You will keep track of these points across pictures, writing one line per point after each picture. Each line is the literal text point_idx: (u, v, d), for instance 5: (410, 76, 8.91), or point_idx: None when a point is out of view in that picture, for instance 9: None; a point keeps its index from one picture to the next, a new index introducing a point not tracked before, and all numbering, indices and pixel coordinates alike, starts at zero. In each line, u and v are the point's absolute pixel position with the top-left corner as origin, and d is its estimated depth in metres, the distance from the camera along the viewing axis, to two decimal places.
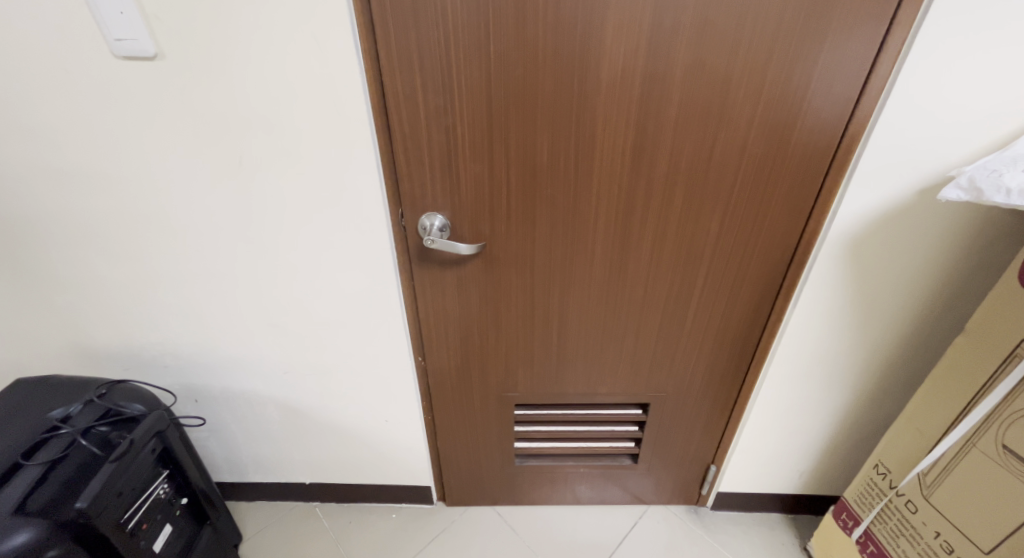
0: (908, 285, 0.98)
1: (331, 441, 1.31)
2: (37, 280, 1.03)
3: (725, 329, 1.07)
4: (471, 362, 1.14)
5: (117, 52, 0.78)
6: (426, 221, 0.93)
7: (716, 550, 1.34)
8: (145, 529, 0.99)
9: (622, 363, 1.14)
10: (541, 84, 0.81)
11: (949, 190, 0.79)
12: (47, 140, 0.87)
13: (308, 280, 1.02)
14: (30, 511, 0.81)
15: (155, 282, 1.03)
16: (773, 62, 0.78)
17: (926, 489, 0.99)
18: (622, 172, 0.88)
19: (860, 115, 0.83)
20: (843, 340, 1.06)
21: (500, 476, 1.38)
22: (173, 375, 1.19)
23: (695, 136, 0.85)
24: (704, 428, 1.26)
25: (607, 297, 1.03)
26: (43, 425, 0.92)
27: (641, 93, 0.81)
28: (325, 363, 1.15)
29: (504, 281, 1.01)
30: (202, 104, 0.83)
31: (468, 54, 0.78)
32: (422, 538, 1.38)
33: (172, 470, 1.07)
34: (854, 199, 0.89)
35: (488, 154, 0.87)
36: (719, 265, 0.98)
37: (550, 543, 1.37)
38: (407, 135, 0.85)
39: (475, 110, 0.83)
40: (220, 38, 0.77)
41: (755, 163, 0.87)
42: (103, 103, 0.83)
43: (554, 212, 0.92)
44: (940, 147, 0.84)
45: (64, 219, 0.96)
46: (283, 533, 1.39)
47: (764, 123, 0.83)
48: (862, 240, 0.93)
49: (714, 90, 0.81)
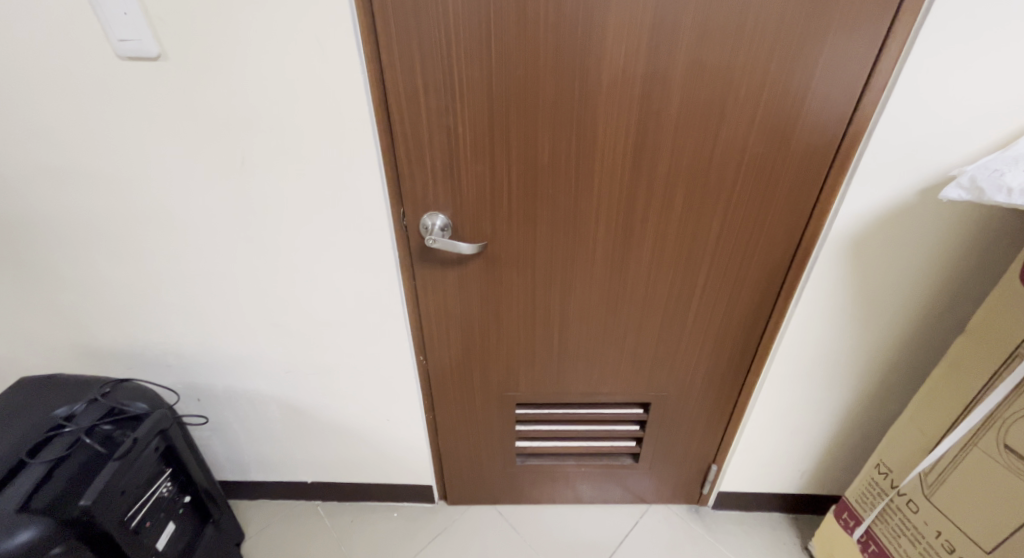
0: (909, 285, 0.98)
1: (333, 440, 1.31)
2: (40, 280, 1.04)
3: (726, 328, 1.07)
4: (472, 361, 1.14)
5: (120, 52, 0.79)
6: (427, 221, 0.93)
7: (717, 549, 1.35)
8: (149, 526, 1.00)
9: (623, 362, 1.14)
10: (541, 85, 0.81)
11: (951, 190, 0.79)
12: (50, 140, 0.87)
13: (309, 280, 1.03)
14: (34, 508, 0.82)
15: (158, 282, 1.04)
16: (773, 62, 0.78)
17: (927, 488, 0.99)
18: (623, 172, 0.89)
19: (862, 115, 0.83)
20: (844, 339, 1.06)
21: (501, 476, 1.38)
22: (175, 374, 1.19)
23: (696, 136, 0.85)
24: (705, 428, 1.26)
25: (608, 297, 1.03)
26: (48, 424, 0.93)
27: (641, 94, 0.82)
28: (327, 362, 1.16)
29: (505, 281, 1.01)
30: (204, 104, 0.83)
31: (469, 54, 0.78)
32: (423, 537, 1.39)
33: (175, 468, 1.08)
34: (856, 198, 0.89)
35: (489, 154, 0.87)
36: (720, 265, 0.98)
37: (551, 542, 1.37)
38: (409, 135, 0.86)
39: (476, 110, 0.83)
40: (223, 39, 0.78)
41: (756, 162, 0.87)
42: (107, 103, 0.83)
43: (555, 212, 0.93)
44: (941, 147, 0.84)
45: (67, 219, 0.96)
46: (285, 531, 1.40)
47: (765, 123, 0.84)
48: (863, 241, 0.93)
49: (715, 91, 0.81)
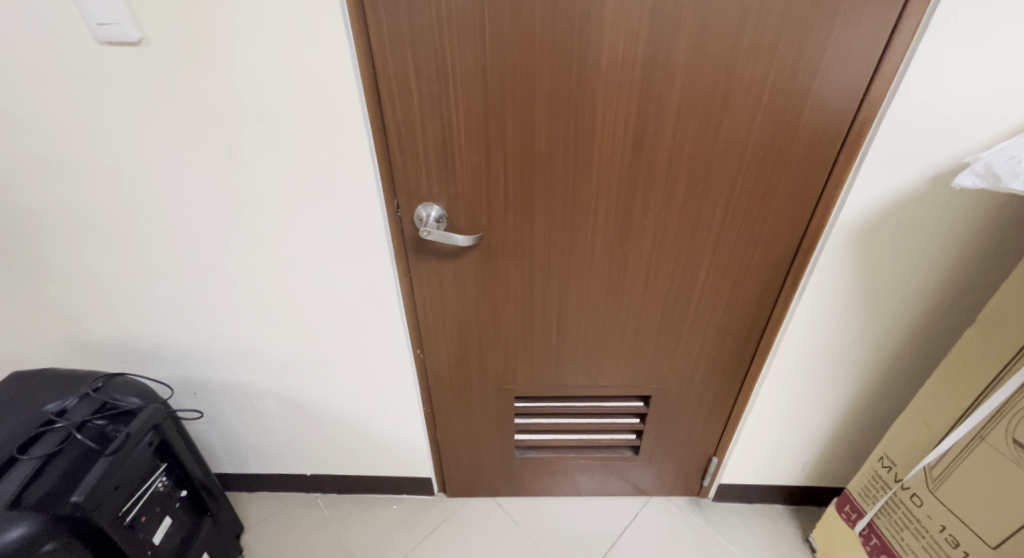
0: (917, 276, 0.95)
1: (329, 432, 1.30)
2: (29, 274, 1.02)
3: (728, 322, 1.05)
4: (471, 353, 1.12)
5: (100, 37, 0.76)
6: (422, 212, 0.91)
7: (716, 541, 1.34)
8: (144, 521, 0.99)
9: (624, 354, 1.12)
10: (539, 69, 0.78)
11: (964, 177, 0.76)
12: (34, 131, 0.85)
13: (303, 272, 1.01)
14: (26, 504, 0.81)
15: (148, 275, 1.02)
16: (781, 43, 0.75)
17: (932, 483, 0.98)
18: (622, 160, 0.86)
19: (871, 102, 0.80)
20: (848, 330, 1.03)
21: (500, 468, 1.37)
22: (169, 369, 1.18)
23: (698, 121, 0.81)
24: (706, 420, 1.24)
25: (608, 289, 1.01)
26: (40, 419, 0.92)
27: (642, 78, 0.78)
28: (322, 355, 1.14)
29: (502, 272, 0.99)
30: (190, 92, 0.80)
31: (462, 37, 0.75)
32: (422, 529, 1.38)
33: (171, 463, 1.07)
34: (865, 184, 0.86)
35: (485, 142, 0.84)
36: (723, 256, 0.96)
37: (550, 534, 1.36)
38: (402, 122, 0.83)
39: (471, 95, 0.80)
40: (206, 22, 0.75)
41: (761, 149, 0.84)
42: (87, 91, 0.81)
43: (553, 202, 0.90)
44: (954, 133, 0.80)
45: (52, 212, 0.94)
46: (283, 524, 1.39)
47: (770, 108, 0.80)
48: (871, 230, 0.91)
49: (718, 75, 0.77)
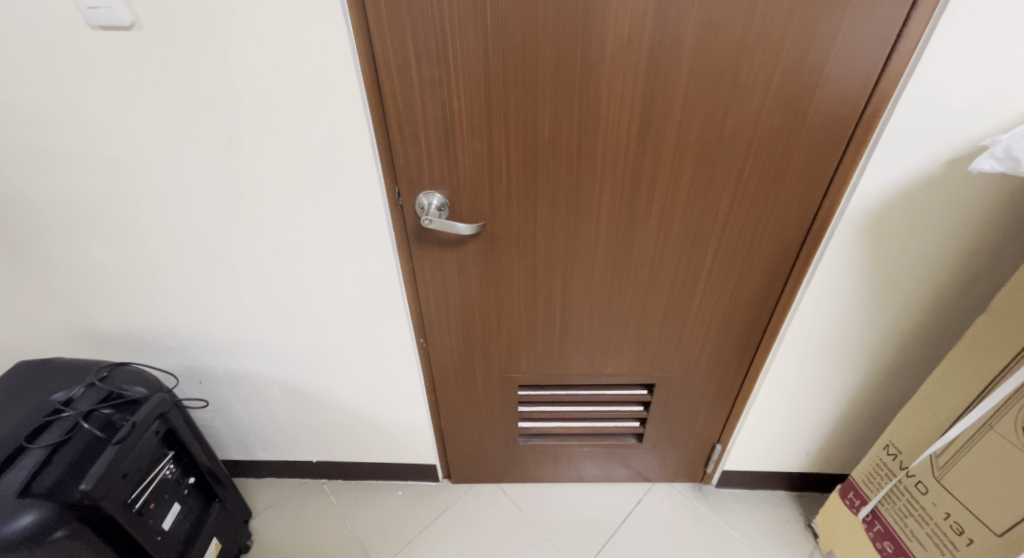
0: (927, 263, 0.94)
1: (335, 420, 1.31)
2: (32, 264, 1.02)
3: (734, 309, 1.05)
4: (475, 341, 1.12)
5: (92, 22, 0.74)
6: (424, 201, 0.90)
7: (719, 526, 1.35)
8: (153, 508, 1.00)
9: (628, 342, 1.11)
10: (541, 53, 0.76)
11: (982, 161, 0.74)
12: (30, 120, 0.84)
13: (306, 262, 1.00)
14: (35, 492, 0.81)
15: (150, 265, 1.01)
16: (793, 24, 0.72)
17: (938, 470, 0.97)
18: (627, 147, 0.84)
19: (884, 85, 0.77)
20: (856, 317, 1.02)
21: (504, 454, 1.38)
22: (174, 358, 1.18)
23: (706, 105, 0.79)
24: (710, 408, 1.24)
25: (612, 277, 1.00)
26: (46, 408, 0.92)
27: (648, 62, 0.76)
28: (326, 345, 1.14)
29: (505, 260, 0.98)
30: (186, 79, 0.79)
31: (462, 20, 0.73)
32: (427, 514, 1.39)
33: (177, 451, 1.08)
34: (876, 171, 0.84)
35: (487, 128, 0.82)
36: (730, 242, 0.95)
37: (554, 520, 1.37)
38: (402, 109, 0.81)
39: (472, 81, 0.78)
40: (201, 7, 0.73)
41: (769, 135, 0.82)
42: (81, 78, 0.79)
43: (556, 189, 0.89)
44: (970, 117, 0.78)
45: (53, 202, 0.93)
46: (290, 510, 1.41)
47: (781, 91, 0.78)
48: (881, 216, 0.89)
49: (727, 58, 0.75)
